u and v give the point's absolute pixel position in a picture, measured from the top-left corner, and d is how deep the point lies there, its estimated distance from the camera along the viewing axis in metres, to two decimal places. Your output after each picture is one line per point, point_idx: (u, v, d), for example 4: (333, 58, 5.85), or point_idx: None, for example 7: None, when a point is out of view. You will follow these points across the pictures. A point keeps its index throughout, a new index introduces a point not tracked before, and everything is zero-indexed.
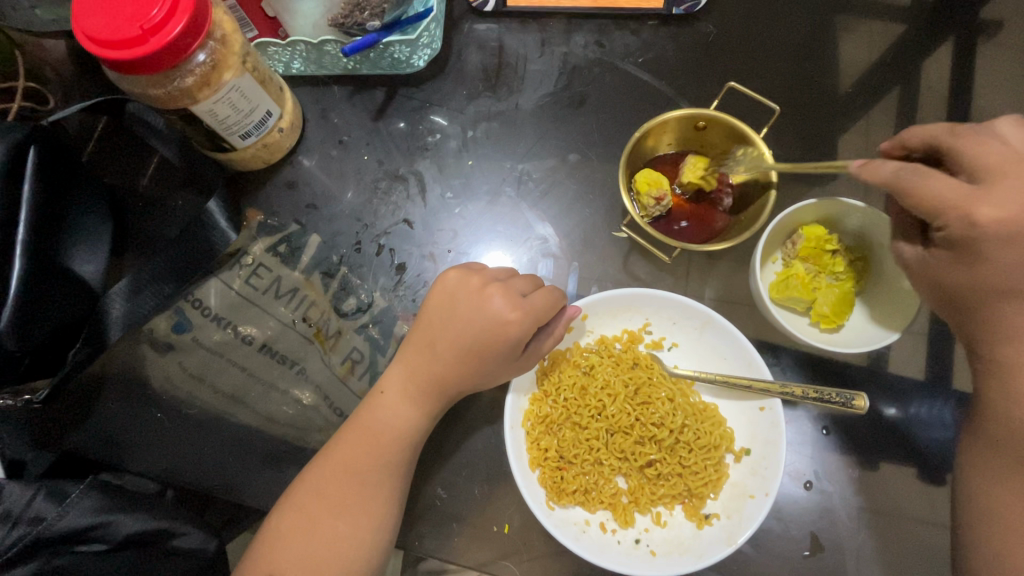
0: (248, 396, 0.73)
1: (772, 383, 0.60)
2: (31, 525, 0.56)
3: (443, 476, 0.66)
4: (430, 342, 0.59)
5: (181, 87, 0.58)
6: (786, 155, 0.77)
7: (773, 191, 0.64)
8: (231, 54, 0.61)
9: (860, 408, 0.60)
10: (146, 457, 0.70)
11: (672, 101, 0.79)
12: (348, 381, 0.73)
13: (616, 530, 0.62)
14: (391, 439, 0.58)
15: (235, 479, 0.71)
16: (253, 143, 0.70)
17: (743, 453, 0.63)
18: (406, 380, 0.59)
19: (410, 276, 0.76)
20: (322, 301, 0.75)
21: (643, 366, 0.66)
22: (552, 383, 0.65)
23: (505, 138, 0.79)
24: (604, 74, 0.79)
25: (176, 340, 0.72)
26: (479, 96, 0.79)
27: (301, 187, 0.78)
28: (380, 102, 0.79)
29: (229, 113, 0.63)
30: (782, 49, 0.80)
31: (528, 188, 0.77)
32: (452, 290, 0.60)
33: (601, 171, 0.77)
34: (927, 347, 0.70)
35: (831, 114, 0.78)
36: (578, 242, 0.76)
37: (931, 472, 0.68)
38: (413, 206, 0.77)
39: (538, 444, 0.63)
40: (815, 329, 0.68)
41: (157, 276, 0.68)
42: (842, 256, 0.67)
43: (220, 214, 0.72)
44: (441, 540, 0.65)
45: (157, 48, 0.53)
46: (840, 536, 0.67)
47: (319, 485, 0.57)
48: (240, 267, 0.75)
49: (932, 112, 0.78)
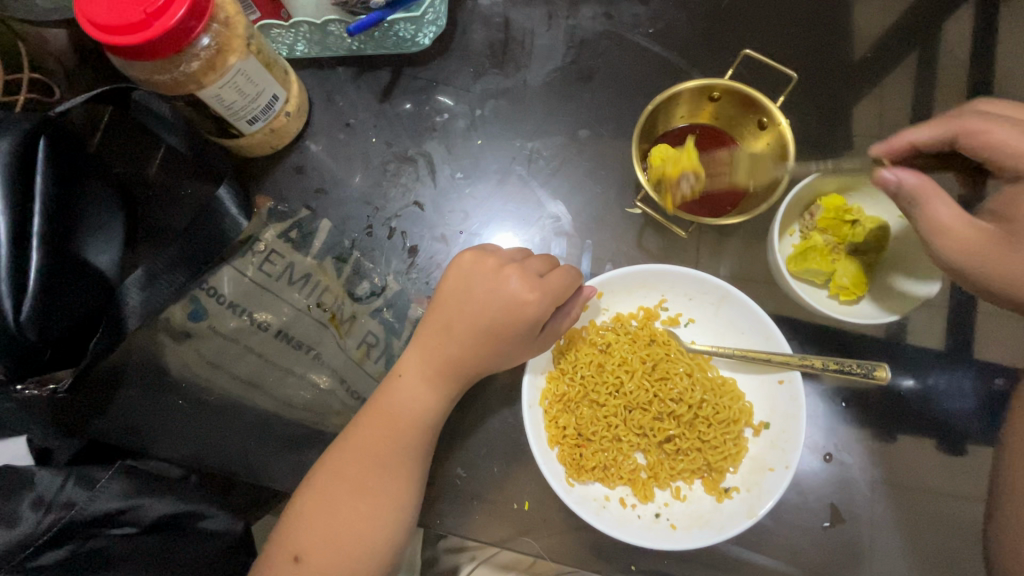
0: (265, 380, 0.74)
1: (791, 354, 0.60)
2: (63, 509, 0.56)
3: (462, 456, 0.67)
4: (447, 325, 0.58)
5: (186, 73, 0.58)
6: (802, 124, 0.75)
7: (789, 162, 0.63)
8: (235, 37, 0.60)
9: (881, 378, 0.60)
10: (171, 443, 0.71)
11: (684, 72, 0.77)
12: (364, 364, 0.74)
13: (635, 505, 0.61)
14: (410, 423, 0.57)
15: (259, 465, 0.71)
16: (260, 128, 0.70)
17: (761, 427, 0.63)
18: (423, 363, 0.58)
19: (422, 259, 0.75)
20: (335, 285, 0.75)
21: (659, 343, 0.65)
22: (568, 361, 0.64)
23: (514, 115, 0.77)
24: (613, 47, 0.77)
25: (193, 328, 0.74)
26: (486, 73, 0.78)
27: (310, 171, 0.77)
28: (387, 83, 0.78)
29: (236, 98, 0.63)
30: (796, 15, 0.77)
31: (538, 165, 0.76)
32: (467, 272, 0.58)
33: (612, 146, 0.76)
34: (946, 320, 0.70)
35: (847, 80, 0.76)
36: (590, 220, 0.75)
37: (951, 442, 0.68)
38: (422, 187, 0.76)
39: (556, 422, 0.62)
40: (834, 302, 0.66)
41: (171, 264, 0.69)
42: (863, 227, 0.65)
43: (231, 202, 0.71)
44: (462, 517, 0.66)
45: (161, 32, 0.53)
46: (861, 509, 0.67)
47: (340, 468, 0.56)
48: (253, 253, 0.76)
49: (954, 75, 0.75)
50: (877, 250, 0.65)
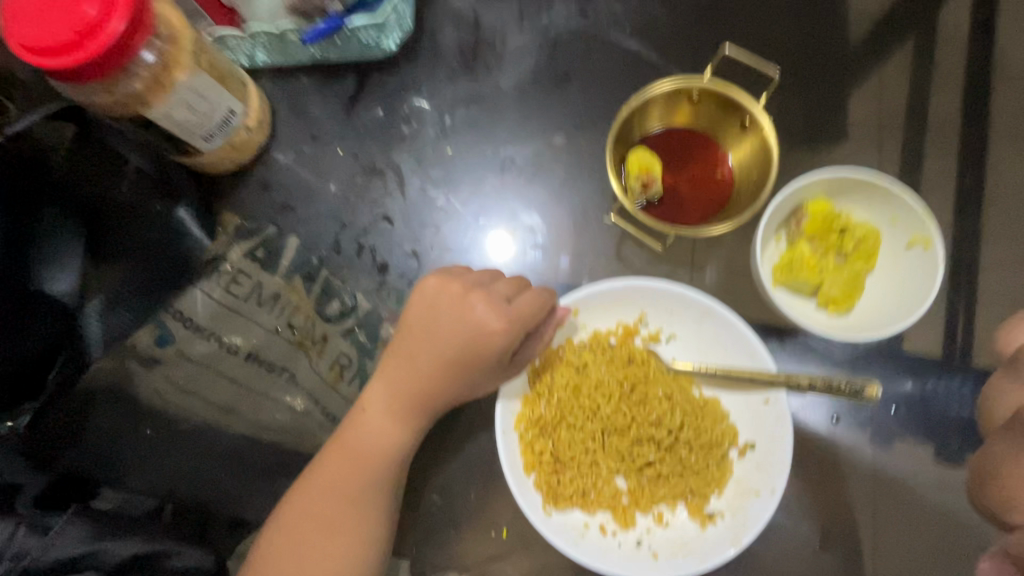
0: (239, 405, 0.72)
1: (775, 373, 0.57)
2: (16, 559, 0.55)
3: (438, 483, 0.64)
4: (412, 354, 0.55)
5: (130, 92, 0.55)
6: (789, 122, 0.71)
7: (774, 164, 0.60)
8: (182, 52, 0.57)
9: (870, 397, 0.57)
10: (147, 472, 0.69)
11: (665, 70, 0.73)
12: (338, 386, 0.71)
13: (616, 532, 0.59)
14: (379, 458, 0.55)
15: (233, 492, 0.70)
16: (220, 145, 0.67)
17: (746, 447, 0.60)
18: (389, 396, 0.55)
19: (393, 276, 0.72)
20: (306, 305, 0.73)
21: (638, 363, 0.62)
22: (544, 383, 0.61)
23: (486, 121, 0.74)
24: (589, 45, 0.74)
25: (162, 354, 0.71)
26: (457, 78, 0.74)
27: (276, 187, 0.74)
28: (353, 91, 0.75)
29: (187, 115, 0.60)
30: (782, 5, 0.73)
31: (512, 174, 0.73)
32: (431, 299, 0.55)
33: (589, 151, 0.72)
34: (940, 326, 0.67)
35: (837, 74, 0.72)
36: (567, 230, 0.71)
37: (948, 454, 0.65)
38: (392, 201, 0.73)
39: (532, 448, 0.59)
40: (823, 315, 0.63)
41: (135, 289, 0.69)
42: (853, 233, 0.62)
43: (192, 222, 0.71)
44: (438, 546, 0.63)
45: (96, 52, 0.50)
46: (854, 528, 0.64)
47: (306, 506, 0.54)
48: (220, 275, 0.72)
49: (951, 65, 0.71)
50: (865, 258, 0.62)
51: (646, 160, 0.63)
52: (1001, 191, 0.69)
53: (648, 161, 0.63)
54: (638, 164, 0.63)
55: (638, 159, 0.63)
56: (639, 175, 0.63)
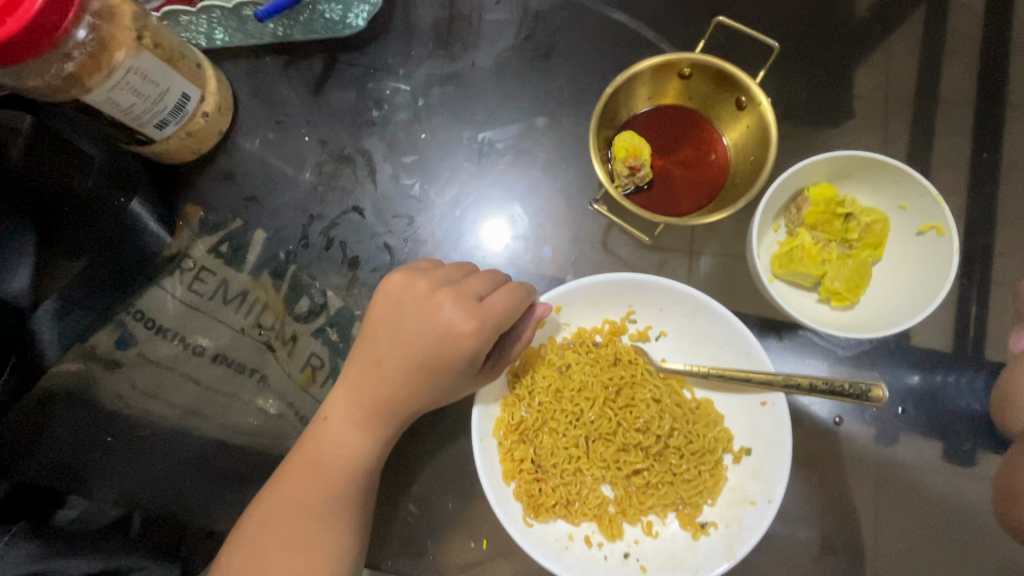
0: (206, 410, 0.68)
1: (774, 374, 0.52)
2: None
3: (414, 491, 0.61)
4: (376, 359, 0.51)
5: (63, 75, 0.51)
6: (789, 100, 0.65)
7: (773, 145, 0.54)
8: (120, 30, 0.53)
9: (878, 398, 0.51)
10: (110, 481, 0.66)
11: (655, 44, 0.67)
12: (310, 388, 0.67)
13: (602, 544, 0.55)
14: (342, 470, 0.51)
15: (196, 505, 0.65)
16: (174, 133, 0.62)
17: (742, 453, 0.56)
18: (352, 403, 0.51)
19: (365, 271, 0.68)
20: (275, 302, 0.68)
21: (625, 363, 0.58)
22: (524, 386, 0.57)
23: (463, 103, 0.69)
24: (573, 19, 0.68)
25: (122, 356, 0.68)
26: (430, 56, 0.69)
27: (240, 177, 0.70)
28: (319, 73, 0.70)
29: (133, 101, 0.55)
30: None
31: (491, 160, 0.68)
32: (396, 299, 0.51)
33: (574, 134, 0.67)
34: (950, 318, 0.62)
35: (841, 46, 0.66)
36: (551, 220, 0.67)
37: (957, 454, 0.61)
38: (363, 190, 0.68)
39: (511, 455, 0.55)
40: (824, 308, 0.59)
41: (91, 290, 0.64)
42: (858, 220, 0.57)
43: (148, 216, 0.66)
44: (415, 558, 0.60)
45: (17, 30, 0.45)
46: (856, 534, 0.61)
47: (266, 521, 0.50)
48: (182, 272, 0.69)
49: (966, 34, 0.65)
50: (871, 248, 0.57)
51: (634, 144, 0.58)
52: (1018, 171, 0.64)
53: (637, 145, 0.58)
54: (625, 149, 0.58)
55: (625, 143, 0.58)
56: (626, 160, 0.58)
